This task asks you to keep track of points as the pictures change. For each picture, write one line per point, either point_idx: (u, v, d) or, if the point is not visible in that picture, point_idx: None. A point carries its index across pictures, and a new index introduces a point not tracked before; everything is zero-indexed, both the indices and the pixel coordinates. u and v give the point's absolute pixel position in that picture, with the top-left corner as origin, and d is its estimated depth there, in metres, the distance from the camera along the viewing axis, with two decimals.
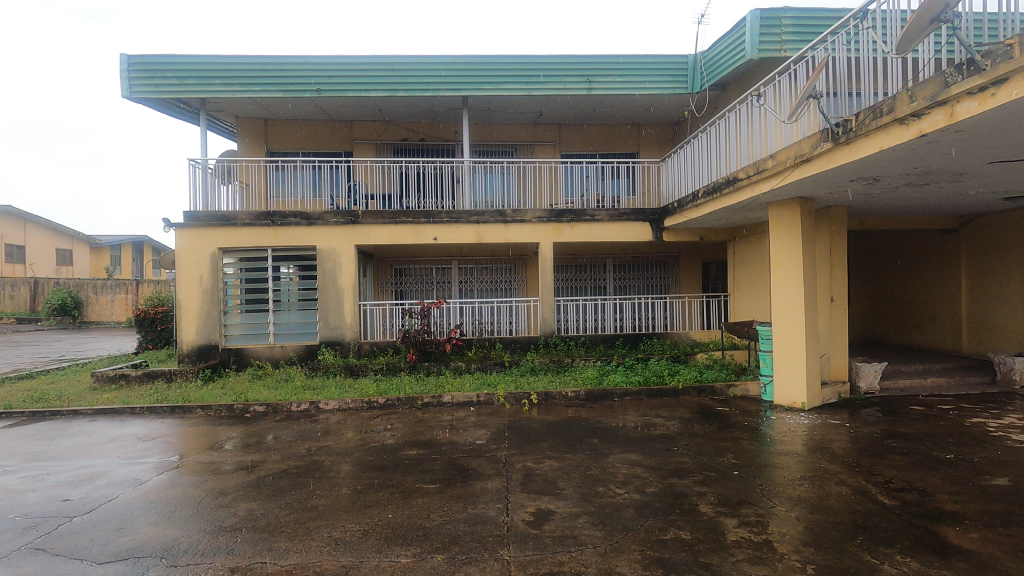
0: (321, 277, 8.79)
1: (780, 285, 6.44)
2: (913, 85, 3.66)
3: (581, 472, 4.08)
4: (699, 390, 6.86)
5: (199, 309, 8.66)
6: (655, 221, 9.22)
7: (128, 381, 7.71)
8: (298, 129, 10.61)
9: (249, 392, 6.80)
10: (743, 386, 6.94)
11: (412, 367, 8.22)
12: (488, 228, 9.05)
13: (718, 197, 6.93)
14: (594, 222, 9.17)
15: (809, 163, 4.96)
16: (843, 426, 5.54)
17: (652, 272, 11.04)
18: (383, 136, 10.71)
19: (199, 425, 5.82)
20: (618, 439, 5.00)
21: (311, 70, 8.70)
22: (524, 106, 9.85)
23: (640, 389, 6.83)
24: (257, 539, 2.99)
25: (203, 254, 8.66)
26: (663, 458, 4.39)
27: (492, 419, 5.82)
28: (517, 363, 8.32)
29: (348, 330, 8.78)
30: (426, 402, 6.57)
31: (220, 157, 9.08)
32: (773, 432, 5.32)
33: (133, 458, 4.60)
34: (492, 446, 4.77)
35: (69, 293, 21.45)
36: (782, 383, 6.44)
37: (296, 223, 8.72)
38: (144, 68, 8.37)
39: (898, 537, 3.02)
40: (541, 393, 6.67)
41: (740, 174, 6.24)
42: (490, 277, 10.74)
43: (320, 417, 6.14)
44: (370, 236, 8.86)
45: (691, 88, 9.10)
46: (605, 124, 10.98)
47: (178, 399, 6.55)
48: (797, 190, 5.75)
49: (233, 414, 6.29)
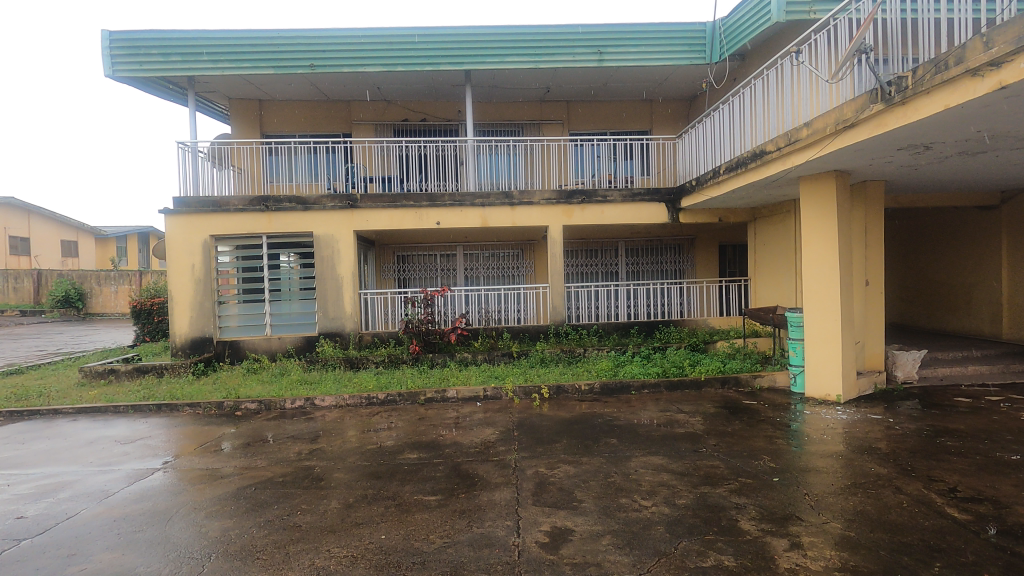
0: (319, 266, 8.36)
1: (810, 268, 5.92)
2: (990, 29, 3.12)
3: (600, 480, 3.62)
4: (723, 381, 6.38)
5: (191, 300, 8.26)
6: (671, 201, 8.68)
7: (117, 376, 7.32)
8: (293, 111, 10.14)
9: (242, 388, 6.38)
10: (771, 377, 6.43)
11: (414, 359, 7.77)
12: (494, 211, 8.54)
13: (743, 172, 6.38)
14: (606, 203, 8.64)
15: (854, 129, 4.40)
16: (886, 421, 5.04)
17: (667, 256, 10.51)
18: (383, 116, 10.20)
19: (186, 424, 5.42)
20: (639, 439, 4.53)
21: (304, 44, 8.17)
22: (531, 81, 9.28)
23: (658, 381, 6.36)
24: (226, 570, 2.56)
25: (194, 241, 8.23)
26: (692, 463, 3.92)
27: (501, 416, 5.38)
28: (526, 353, 7.84)
29: (348, 320, 8.38)
30: (429, 397, 6.12)
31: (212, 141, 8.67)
32: (809, 429, 4.83)
33: (108, 463, 4.20)
34: (500, 448, 4.33)
35: (73, 284, 21.31)
36: (814, 374, 5.91)
37: (291, 208, 8.27)
38: (126, 44, 7.88)
39: (981, 563, 2.55)
40: (552, 386, 6.23)
41: (769, 147, 5.68)
42: (497, 263, 10.27)
43: (316, 414, 5.73)
44: (369, 221, 8.39)
45: (710, 59, 8.49)
46: (617, 101, 10.43)
47: (166, 396, 6.14)
48: (836, 161, 5.18)
49: (222, 412, 5.87)
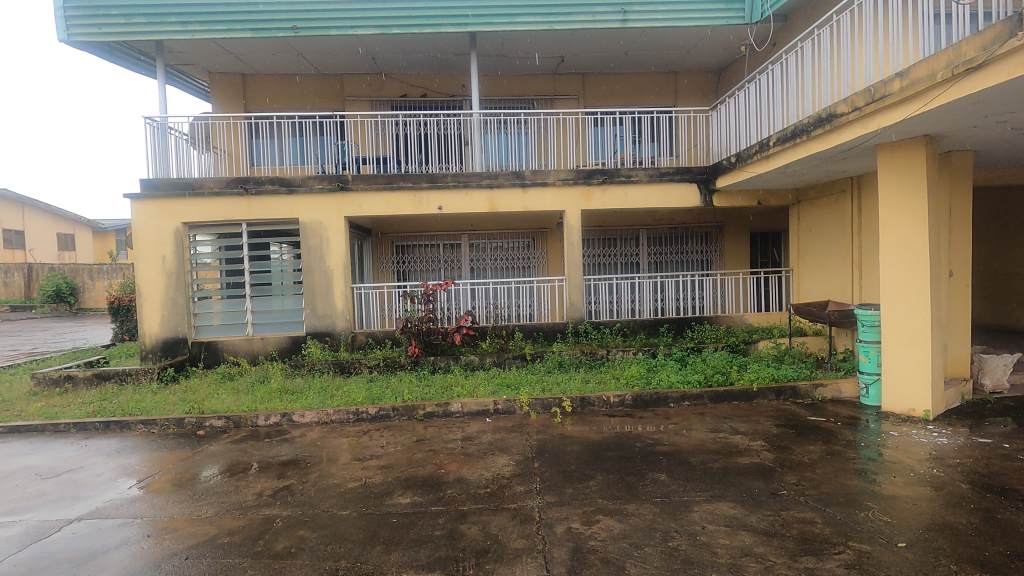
0: (307, 257, 7.39)
1: (886, 256, 4.88)
2: None
3: (660, 546, 2.64)
4: (778, 391, 5.37)
5: (162, 297, 7.31)
6: (704, 181, 7.64)
7: (73, 384, 6.38)
8: (280, 86, 9.16)
9: (208, 401, 5.42)
10: (835, 386, 5.41)
11: (414, 362, 6.83)
12: (503, 193, 7.52)
13: (802, 141, 5.32)
14: (630, 183, 7.61)
15: (979, 73, 3.38)
16: (999, 446, 4.02)
17: (693, 245, 9.49)
18: (378, 91, 9.20)
19: (134, 448, 4.46)
20: (694, 474, 3.54)
21: (286, 3, 7.15)
22: (544, 49, 8.25)
23: (701, 391, 5.36)
24: None
25: (164, 230, 7.27)
26: (776, 515, 2.93)
27: (515, 438, 4.40)
28: (541, 356, 6.86)
29: (339, 318, 7.42)
30: (429, 412, 5.14)
31: (196, 121, 7.74)
32: (908, 458, 3.82)
33: (10, 511, 3.25)
34: (517, 489, 3.34)
35: (65, 279, 20.43)
36: (893, 385, 4.88)
37: (273, 191, 7.29)
38: (81, 3, 6.87)
39: None
40: (575, 398, 5.24)
41: (843, 108, 4.63)
42: (505, 253, 9.26)
43: (294, 434, 4.77)
44: (362, 206, 7.39)
45: (749, 18, 7.42)
46: (640, 73, 9.40)
47: (118, 410, 5.20)
48: (936, 121, 4.14)
49: (182, 431, 4.93)
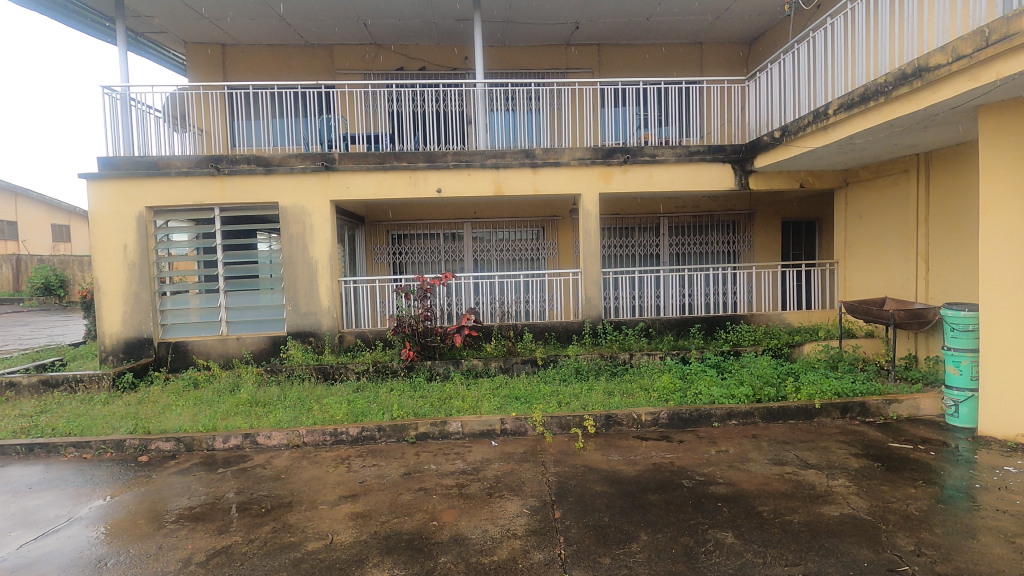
0: (288, 246, 6.51)
1: (986, 245, 3.96)
2: None
3: None
4: (843, 408, 4.46)
5: (123, 292, 6.43)
6: (739, 161, 6.70)
7: (16, 392, 5.56)
8: (262, 56, 8.22)
9: (161, 416, 4.56)
10: (912, 402, 4.49)
11: (408, 368, 5.93)
12: (511, 174, 6.60)
13: (876, 104, 4.38)
14: (655, 163, 6.66)
15: None
16: None
17: (720, 235, 8.54)
18: (372, 64, 8.27)
19: (53, 481, 3.59)
20: (772, 534, 2.63)
21: None
22: (557, 12, 7.30)
23: (750, 408, 4.45)
24: None
25: (125, 216, 6.37)
26: None
27: (529, 471, 3.51)
28: (555, 362, 5.97)
29: (324, 316, 6.55)
30: (422, 433, 4.26)
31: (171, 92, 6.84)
32: None
33: None
34: (536, 558, 2.45)
35: (55, 271, 19.60)
36: (994, 404, 3.96)
37: (249, 170, 6.38)
38: None
39: None
40: (599, 416, 4.34)
41: (941, 58, 3.69)
42: (512, 243, 8.34)
43: (257, 461, 3.90)
44: (349, 188, 6.48)
45: None
46: (662, 43, 8.43)
47: (49, 429, 4.34)
48: None
49: (123, 456, 4.07)
